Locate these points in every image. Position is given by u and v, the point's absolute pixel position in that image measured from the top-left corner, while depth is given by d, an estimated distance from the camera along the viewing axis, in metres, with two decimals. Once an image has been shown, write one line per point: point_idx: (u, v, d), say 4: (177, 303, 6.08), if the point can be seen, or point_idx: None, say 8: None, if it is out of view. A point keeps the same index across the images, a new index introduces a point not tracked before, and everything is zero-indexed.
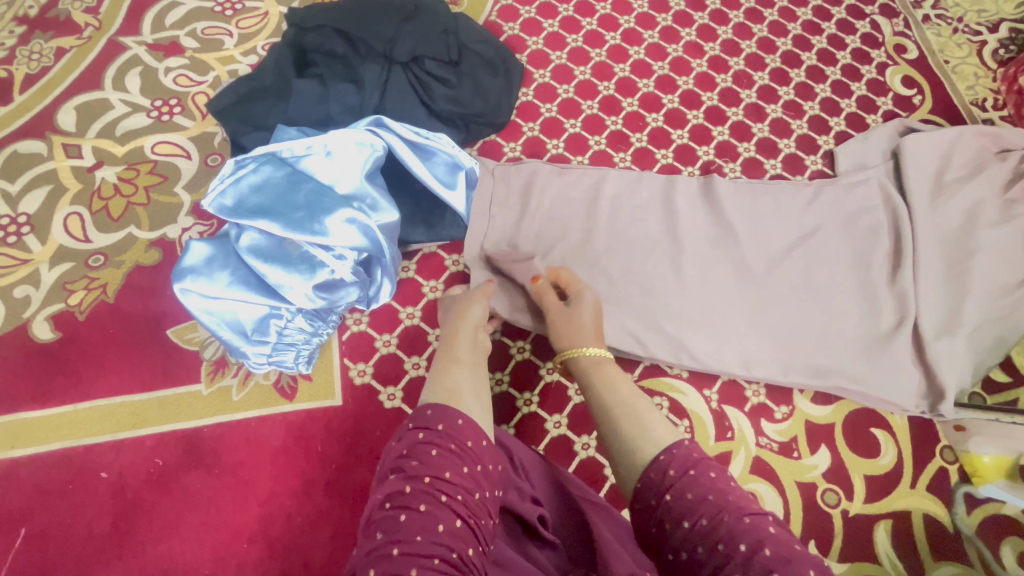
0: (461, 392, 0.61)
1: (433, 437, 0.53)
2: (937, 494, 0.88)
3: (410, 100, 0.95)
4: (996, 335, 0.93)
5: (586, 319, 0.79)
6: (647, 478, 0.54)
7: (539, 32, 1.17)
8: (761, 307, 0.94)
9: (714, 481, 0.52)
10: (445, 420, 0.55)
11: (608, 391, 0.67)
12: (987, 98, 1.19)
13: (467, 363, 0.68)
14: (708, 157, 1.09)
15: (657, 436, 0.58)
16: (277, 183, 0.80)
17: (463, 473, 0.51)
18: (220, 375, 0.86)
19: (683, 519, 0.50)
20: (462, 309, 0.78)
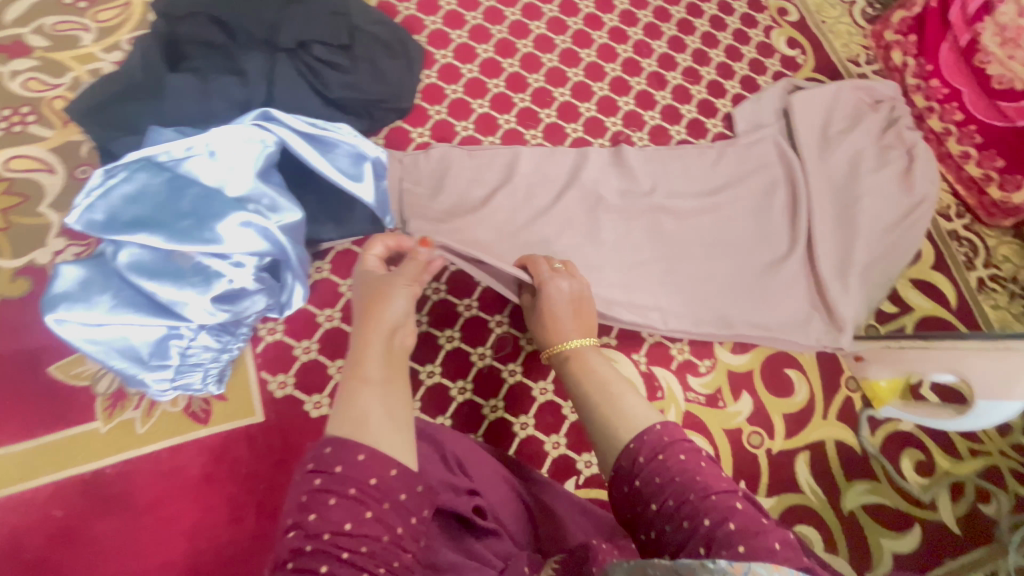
0: (370, 415, 0.47)
1: (331, 482, 0.41)
2: (845, 421, 0.97)
3: (301, 87, 0.88)
4: (885, 271, 1.02)
5: (561, 308, 0.75)
6: (618, 467, 0.54)
7: (436, 10, 1.12)
8: (679, 270, 0.98)
9: (682, 464, 0.52)
10: (343, 457, 0.42)
11: (586, 381, 0.65)
12: (861, 54, 1.28)
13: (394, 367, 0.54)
14: (617, 128, 1.10)
15: (634, 420, 0.57)
16: (155, 191, 0.72)
17: (369, 518, 0.41)
18: (120, 410, 0.78)
19: (653, 500, 0.50)
20: (376, 307, 0.60)
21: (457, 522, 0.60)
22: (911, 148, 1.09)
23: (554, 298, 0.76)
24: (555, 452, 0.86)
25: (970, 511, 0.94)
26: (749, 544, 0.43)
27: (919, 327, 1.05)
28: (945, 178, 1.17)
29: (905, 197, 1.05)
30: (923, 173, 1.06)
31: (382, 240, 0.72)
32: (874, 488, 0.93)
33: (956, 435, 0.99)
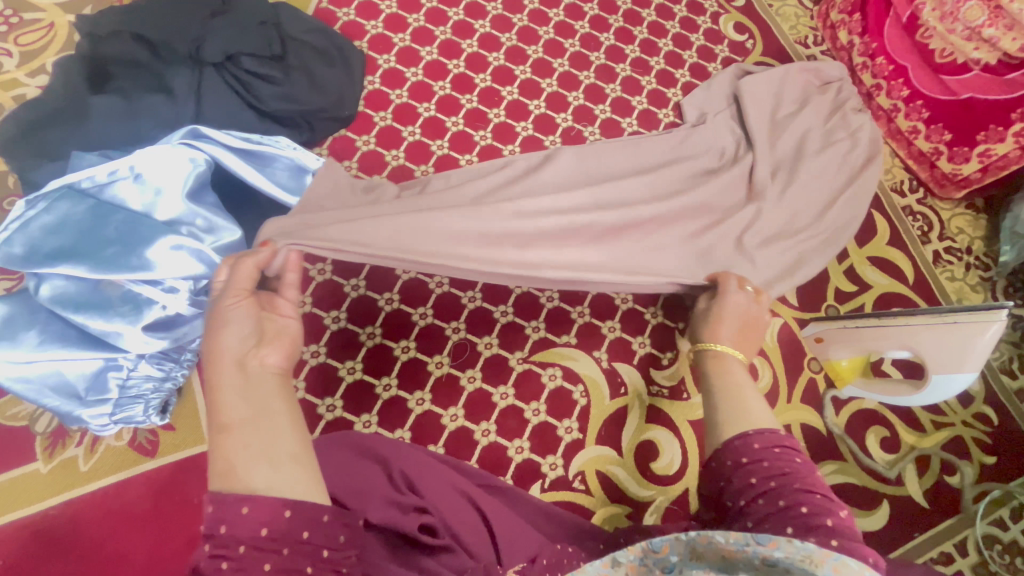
0: (237, 466, 0.44)
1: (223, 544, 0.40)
2: (810, 403, 0.97)
3: (232, 101, 0.86)
4: (825, 234, 1.02)
5: (730, 317, 0.77)
6: (730, 444, 0.57)
7: (376, 14, 1.10)
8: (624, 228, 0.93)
9: (784, 455, 0.55)
10: (227, 516, 0.41)
11: (721, 375, 0.66)
12: (808, 36, 1.29)
13: (256, 398, 0.49)
14: (567, 123, 1.09)
15: (750, 419, 0.59)
16: (79, 219, 0.69)
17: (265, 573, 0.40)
18: (61, 448, 0.75)
19: (751, 476, 0.54)
20: (214, 343, 0.54)
21: (404, 542, 0.59)
22: (856, 128, 1.10)
23: (728, 309, 0.79)
24: (518, 457, 0.85)
25: (936, 484, 0.95)
26: (840, 541, 0.47)
27: (877, 305, 1.06)
28: (897, 154, 1.19)
29: (848, 175, 1.06)
30: (863, 151, 1.08)
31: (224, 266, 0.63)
32: (841, 468, 0.94)
33: (921, 410, 0.99)
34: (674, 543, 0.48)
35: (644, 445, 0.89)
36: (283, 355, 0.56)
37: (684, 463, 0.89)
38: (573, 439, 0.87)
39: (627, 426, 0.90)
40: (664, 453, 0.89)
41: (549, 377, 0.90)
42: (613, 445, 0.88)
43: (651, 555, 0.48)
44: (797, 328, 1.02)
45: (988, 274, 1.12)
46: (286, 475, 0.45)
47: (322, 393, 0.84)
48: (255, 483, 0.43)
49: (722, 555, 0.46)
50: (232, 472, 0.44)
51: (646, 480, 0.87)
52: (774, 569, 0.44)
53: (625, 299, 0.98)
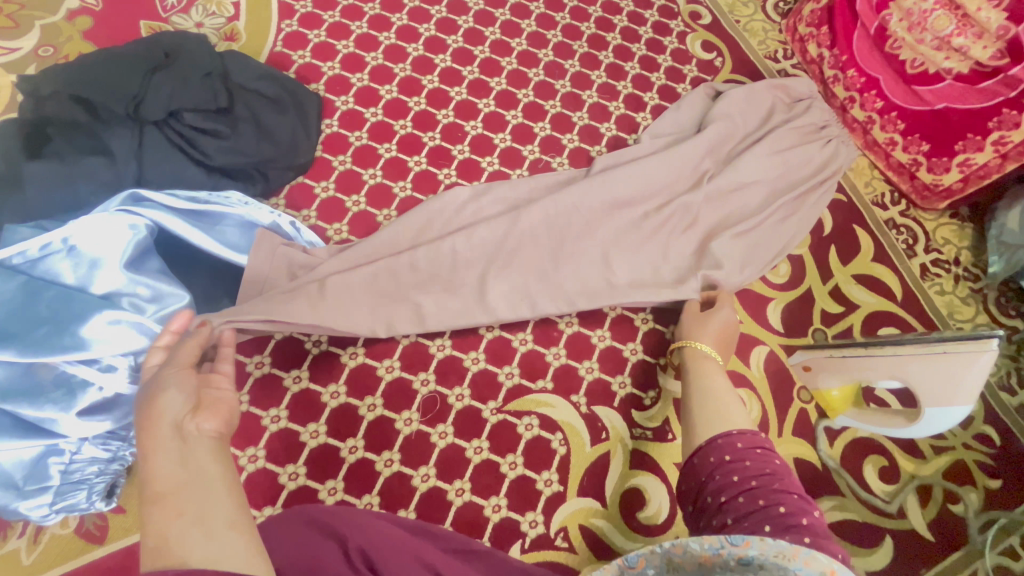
0: (172, 537, 0.40)
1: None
2: (802, 436, 0.93)
3: (176, 159, 0.82)
4: (784, 240, 0.99)
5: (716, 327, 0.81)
6: (710, 442, 0.55)
7: (333, 55, 1.07)
8: (570, 241, 0.91)
9: (767, 455, 0.53)
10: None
11: (699, 376, 0.68)
12: (777, 50, 1.27)
13: (193, 462, 0.45)
14: (534, 155, 1.06)
15: (733, 420, 0.58)
16: (6, 300, 0.65)
17: None
18: (1, 540, 0.70)
19: (732, 474, 0.51)
20: (154, 407, 0.50)
21: None
22: (827, 143, 1.07)
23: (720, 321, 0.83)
24: (495, 516, 0.80)
25: (940, 515, 0.90)
26: (815, 539, 0.43)
27: (867, 325, 1.02)
28: (877, 166, 1.16)
29: (819, 193, 1.03)
30: (830, 165, 1.06)
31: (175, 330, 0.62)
32: (840, 504, 0.89)
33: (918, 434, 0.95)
34: (648, 555, 0.46)
35: (630, 493, 0.84)
36: (220, 423, 0.51)
37: (673, 509, 0.84)
38: (553, 492, 0.83)
39: (611, 474, 0.85)
40: (651, 500, 0.84)
41: (525, 427, 0.86)
42: (596, 497, 0.83)
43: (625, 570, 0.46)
44: (784, 356, 0.98)
45: (978, 285, 1.08)
46: (227, 543, 0.40)
47: (283, 460, 0.79)
48: (191, 554, 0.38)
49: (697, 560, 0.43)
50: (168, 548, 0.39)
51: (633, 531, 0.82)
52: (748, 569, 0.40)
53: (602, 336, 0.93)
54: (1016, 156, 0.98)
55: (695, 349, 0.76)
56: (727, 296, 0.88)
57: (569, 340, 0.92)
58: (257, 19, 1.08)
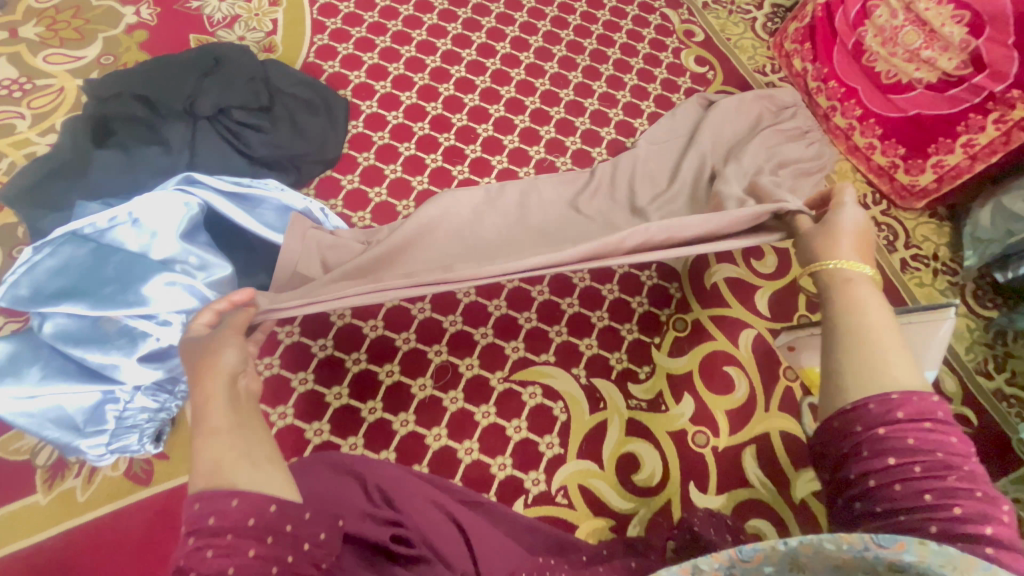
0: (224, 465, 0.46)
1: (206, 536, 0.42)
2: (787, 411, 0.99)
3: (224, 150, 0.93)
4: None
5: (845, 231, 0.63)
6: (863, 406, 0.45)
7: (359, 66, 1.19)
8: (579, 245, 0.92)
9: (938, 432, 0.43)
10: (216, 508, 0.43)
11: (846, 307, 0.52)
12: (765, 65, 1.37)
13: (239, 412, 0.52)
14: (540, 155, 1.17)
15: (891, 378, 0.46)
16: (80, 263, 0.75)
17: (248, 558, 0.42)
18: (59, 479, 0.78)
19: (860, 449, 0.44)
20: (205, 360, 0.56)
21: (380, 556, 0.62)
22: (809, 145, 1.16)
23: (846, 224, 0.64)
24: (501, 474, 0.87)
25: None
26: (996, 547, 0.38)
27: None
28: (858, 169, 1.23)
29: (807, 197, 1.09)
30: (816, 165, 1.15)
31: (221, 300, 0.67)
32: None
33: None
34: (769, 551, 0.38)
35: (625, 457, 0.91)
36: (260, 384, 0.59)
37: (665, 474, 0.91)
38: (554, 454, 0.90)
39: (607, 440, 0.92)
40: (644, 464, 0.91)
41: (529, 395, 0.94)
42: (594, 459, 0.90)
43: (738, 562, 0.39)
44: (770, 338, 1.05)
45: (956, 278, 1.15)
46: (269, 475, 0.48)
47: (310, 418, 0.87)
48: (241, 479, 0.45)
49: (834, 561, 0.38)
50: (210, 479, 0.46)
51: (628, 492, 0.89)
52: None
53: (601, 316, 1.02)
54: (984, 157, 1.07)
55: (829, 268, 0.57)
56: (846, 190, 0.69)
57: (571, 319, 1.00)
58: (292, 34, 1.21)
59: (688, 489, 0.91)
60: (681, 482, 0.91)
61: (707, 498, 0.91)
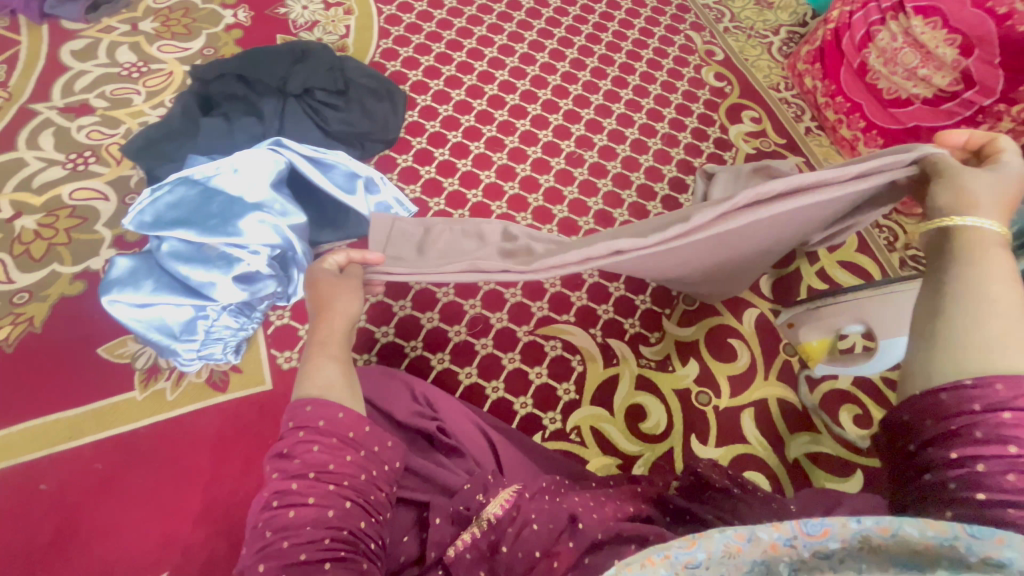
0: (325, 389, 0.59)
1: (314, 434, 0.55)
2: (785, 380, 1.09)
3: (306, 124, 1.11)
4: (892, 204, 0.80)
5: (995, 186, 0.53)
6: (991, 388, 0.43)
7: (417, 66, 1.37)
8: (696, 263, 0.77)
9: None
10: (325, 415, 0.56)
11: (982, 277, 0.48)
12: (780, 83, 1.52)
13: (342, 349, 0.65)
14: (570, 149, 1.31)
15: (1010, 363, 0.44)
16: (192, 200, 0.91)
17: (346, 461, 0.54)
18: (153, 381, 0.94)
19: (972, 430, 0.43)
20: (328, 302, 0.66)
21: (423, 442, 0.77)
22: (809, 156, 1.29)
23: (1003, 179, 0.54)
24: (523, 411, 1.00)
25: None
26: None
27: None
28: None
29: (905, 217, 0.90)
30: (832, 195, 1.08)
31: (342, 249, 0.70)
32: (815, 438, 1.03)
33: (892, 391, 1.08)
34: (839, 527, 0.36)
35: (634, 407, 1.02)
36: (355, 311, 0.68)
37: (669, 423, 1.02)
38: (570, 399, 1.01)
39: (618, 391, 1.03)
40: (651, 415, 1.02)
41: (551, 348, 1.06)
42: (605, 406, 1.01)
43: (800, 538, 0.37)
44: (772, 317, 1.15)
45: None
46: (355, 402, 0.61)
47: (361, 350, 1.01)
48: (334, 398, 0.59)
49: (911, 547, 0.36)
50: (314, 381, 0.60)
51: (635, 436, 0.99)
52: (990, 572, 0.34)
53: (618, 287, 1.14)
54: None
55: (970, 227, 0.51)
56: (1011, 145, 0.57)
57: (591, 287, 1.13)
58: (362, 38, 1.40)
59: (690, 440, 1.01)
60: (684, 435, 1.01)
61: (706, 449, 1.00)
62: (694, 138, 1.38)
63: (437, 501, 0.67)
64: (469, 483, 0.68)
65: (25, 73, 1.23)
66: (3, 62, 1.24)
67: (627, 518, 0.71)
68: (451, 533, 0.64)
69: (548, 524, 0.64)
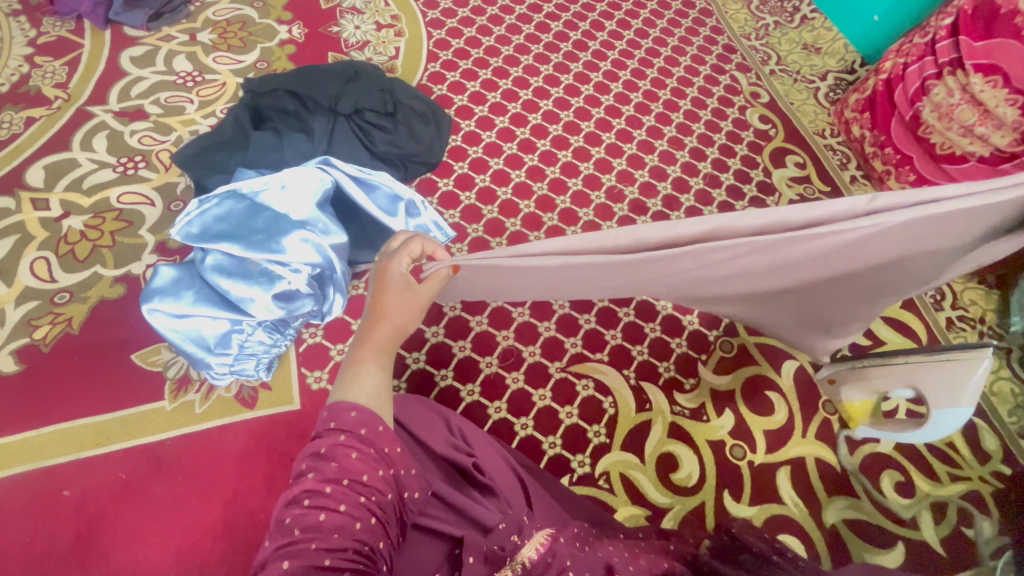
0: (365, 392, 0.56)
1: (354, 440, 0.51)
2: (824, 439, 1.04)
3: (354, 143, 1.12)
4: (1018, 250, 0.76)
5: None
6: None
7: (463, 91, 1.38)
8: (818, 275, 0.73)
9: None
10: (367, 424, 0.53)
11: None
12: (825, 128, 1.50)
13: (388, 356, 0.63)
14: (611, 183, 1.30)
15: None
16: (238, 214, 0.92)
17: (379, 476, 0.51)
18: (183, 392, 0.93)
19: None
20: (386, 306, 0.64)
21: (457, 476, 0.74)
22: None
23: None
24: (551, 451, 0.97)
25: (953, 533, 0.97)
26: None
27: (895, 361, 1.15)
28: None
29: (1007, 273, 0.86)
30: None
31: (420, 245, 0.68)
32: (854, 504, 0.99)
33: (935, 460, 1.04)
34: None
35: (666, 455, 0.99)
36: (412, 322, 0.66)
37: (702, 475, 0.98)
38: (600, 442, 0.98)
39: (651, 438, 1.00)
40: (683, 465, 0.98)
41: (583, 387, 1.03)
42: (635, 453, 0.98)
43: None
44: (812, 371, 1.11)
45: (1002, 342, 1.19)
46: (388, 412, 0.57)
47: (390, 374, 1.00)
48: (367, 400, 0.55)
49: None
50: (358, 388, 0.56)
51: (666, 488, 0.96)
52: None
53: (654, 328, 1.11)
54: None
55: None
56: None
57: (626, 326, 1.10)
58: (411, 60, 1.42)
59: (723, 497, 0.97)
60: (716, 489, 0.97)
61: (740, 507, 0.96)
62: (737, 180, 1.37)
63: (471, 538, 0.64)
64: (504, 521, 0.66)
65: (85, 75, 1.27)
66: (65, 64, 1.28)
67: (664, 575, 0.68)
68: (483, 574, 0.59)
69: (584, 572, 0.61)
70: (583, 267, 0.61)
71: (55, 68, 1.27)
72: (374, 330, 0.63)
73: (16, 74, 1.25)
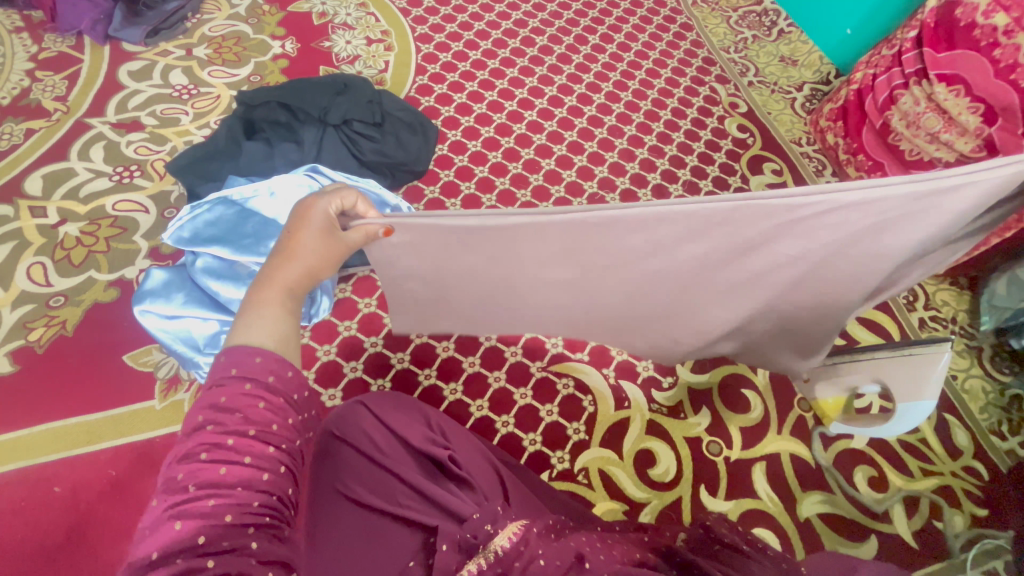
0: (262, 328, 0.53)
1: (261, 389, 0.48)
2: (799, 436, 1.07)
3: (342, 153, 1.16)
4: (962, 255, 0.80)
5: None
6: None
7: (450, 102, 1.43)
8: (801, 278, 0.74)
9: None
10: (275, 370, 0.50)
11: None
12: (802, 137, 1.55)
13: (294, 300, 0.60)
14: (593, 189, 1.34)
15: None
16: (228, 219, 0.95)
17: (287, 425, 0.49)
18: (173, 391, 0.96)
19: None
20: (296, 246, 0.61)
21: (436, 469, 0.76)
22: None
23: None
24: (531, 447, 1.00)
25: (925, 527, 1.00)
26: None
27: None
28: None
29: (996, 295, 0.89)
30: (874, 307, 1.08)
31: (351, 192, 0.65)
32: (828, 499, 1.01)
33: (908, 455, 1.06)
34: None
35: (643, 451, 1.01)
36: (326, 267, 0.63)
37: (678, 471, 1.00)
38: (579, 438, 1.01)
39: (629, 434, 1.02)
40: (660, 461, 1.01)
41: (562, 386, 1.06)
42: (612, 449, 1.01)
43: None
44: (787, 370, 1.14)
45: (974, 341, 1.22)
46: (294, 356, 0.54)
47: (376, 374, 1.04)
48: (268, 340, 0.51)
49: None
50: (256, 329, 0.52)
51: (643, 483, 0.98)
52: None
53: None
54: None
55: None
56: None
57: None
58: (400, 73, 1.47)
59: (699, 491, 0.99)
60: (692, 484, 1.00)
61: (716, 501, 0.99)
62: (715, 186, 1.41)
63: (447, 528, 0.66)
64: (479, 512, 0.67)
65: (84, 88, 1.32)
66: (65, 78, 1.33)
67: (635, 564, 0.69)
68: (457, 561, 0.62)
69: (554, 561, 0.62)
70: (533, 231, 0.61)
71: (55, 82, 1.32)
72: (279, 270, 0.59)
73: (17, 87, 1.30)
